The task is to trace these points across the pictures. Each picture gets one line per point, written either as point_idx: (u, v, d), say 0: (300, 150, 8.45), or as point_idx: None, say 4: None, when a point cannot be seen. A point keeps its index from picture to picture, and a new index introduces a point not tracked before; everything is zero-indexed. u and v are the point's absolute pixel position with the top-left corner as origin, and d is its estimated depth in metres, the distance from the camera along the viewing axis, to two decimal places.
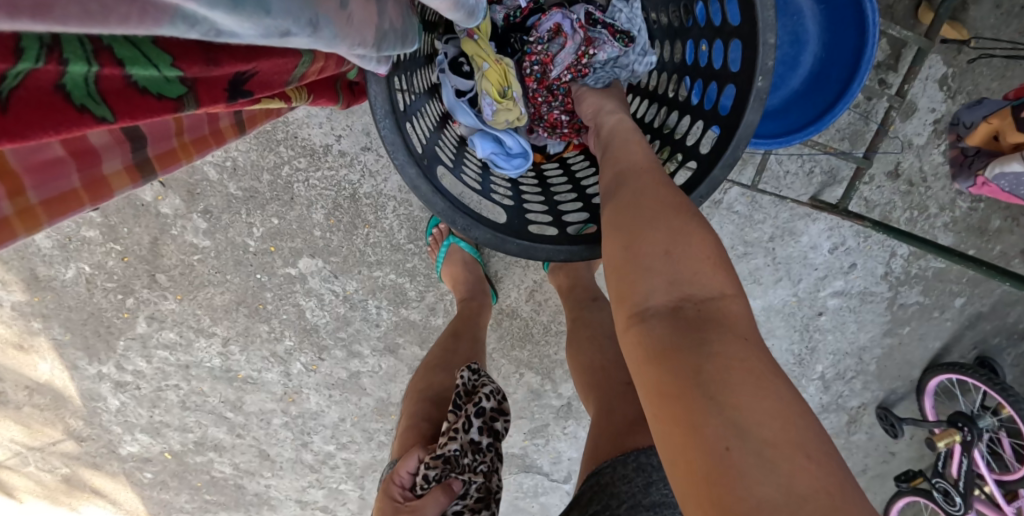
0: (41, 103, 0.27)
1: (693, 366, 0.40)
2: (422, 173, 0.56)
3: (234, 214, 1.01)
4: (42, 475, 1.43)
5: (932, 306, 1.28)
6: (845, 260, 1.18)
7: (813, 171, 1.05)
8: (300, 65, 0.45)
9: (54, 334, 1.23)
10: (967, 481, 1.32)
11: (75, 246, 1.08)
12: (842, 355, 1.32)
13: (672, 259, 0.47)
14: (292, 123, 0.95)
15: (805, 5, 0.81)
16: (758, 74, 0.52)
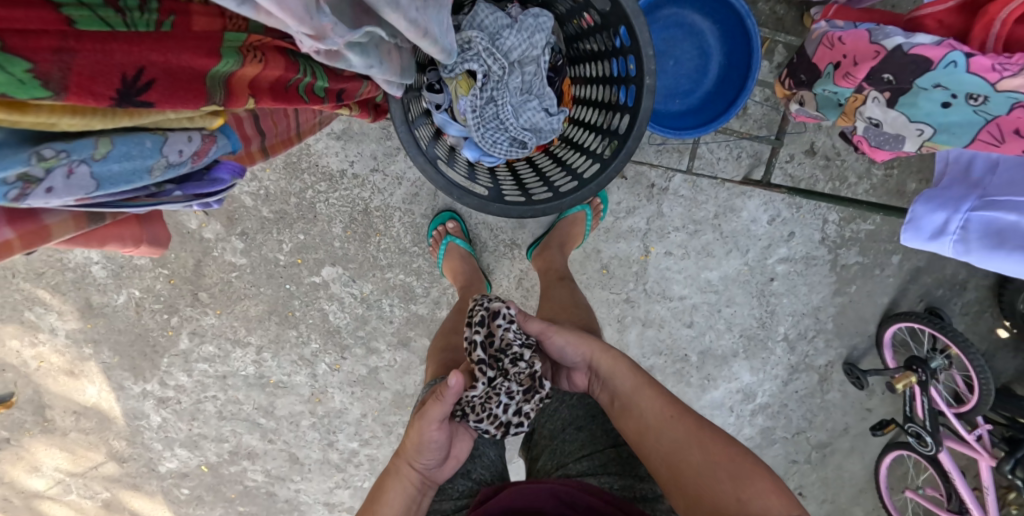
0: (288, 96, 0.60)
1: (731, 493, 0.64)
2: (427, 162, 0.77)
3: (267, 234, 1.20)
4: (83, 502, 1.51)
5: (872, 265, 1.49)
6: (783, 229, 1.39)
7: (741, 155, 1.26)
8: (364, 85, 0.73)
9: (102, 359, 1.37)
10: (932, 418, 1.48)
11: (128, 273, 1.26)
12: (800, 315, 1.51)
13: (690, 430, 0.71)
14: (313, 153, 1.16)
15: (705, 26, 1.04)
16: (646, 75, 0.74)
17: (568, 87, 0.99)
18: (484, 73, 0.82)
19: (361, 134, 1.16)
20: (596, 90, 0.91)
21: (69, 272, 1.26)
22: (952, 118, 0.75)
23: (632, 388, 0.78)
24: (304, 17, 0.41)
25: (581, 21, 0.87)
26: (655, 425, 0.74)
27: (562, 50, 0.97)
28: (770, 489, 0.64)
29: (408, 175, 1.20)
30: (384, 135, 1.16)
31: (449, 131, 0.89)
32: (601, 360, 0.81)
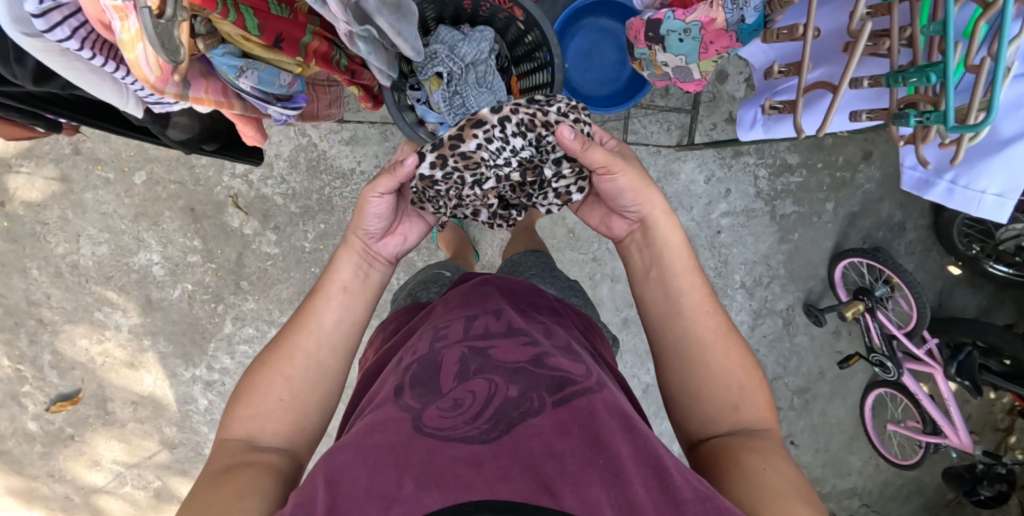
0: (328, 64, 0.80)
1: (735, 390, 0.82)
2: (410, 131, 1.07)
3: (295, 226, 1.48)
4: (136, 494, 1.59)
5: (809, 213, 1.80)
6: (719, 187, 1.73)
7: (671, 127, 1.60)
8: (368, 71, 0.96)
9: (159, 348, 1.51)
10: (886, 341, 1.77)
11: (182, 269, 1.47)
12: (752, 263, 1.83)
13: (717, 335, 0.84)
14: (329, 157, 1.45)
15: (618, 30, 1.35)
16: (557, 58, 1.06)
17: (513, 81, 1.29)
18: (449, 73, 1.12)
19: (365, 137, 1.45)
20: (530, 79, 1.22)
21: (134, 272, 1.46)
22: (687, 52, 0.93)
23: (675, 264, 0.86)
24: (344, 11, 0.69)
25: (514, 30, 1.19)
26: (695, 315, 0.85)
27: (506, 54, 1.28)
28: (762, 404, 0.83)
29: None
30: (383, 138, 1.45)
31: (428, 120, 1.19)
32: (667, 237, 0.87)
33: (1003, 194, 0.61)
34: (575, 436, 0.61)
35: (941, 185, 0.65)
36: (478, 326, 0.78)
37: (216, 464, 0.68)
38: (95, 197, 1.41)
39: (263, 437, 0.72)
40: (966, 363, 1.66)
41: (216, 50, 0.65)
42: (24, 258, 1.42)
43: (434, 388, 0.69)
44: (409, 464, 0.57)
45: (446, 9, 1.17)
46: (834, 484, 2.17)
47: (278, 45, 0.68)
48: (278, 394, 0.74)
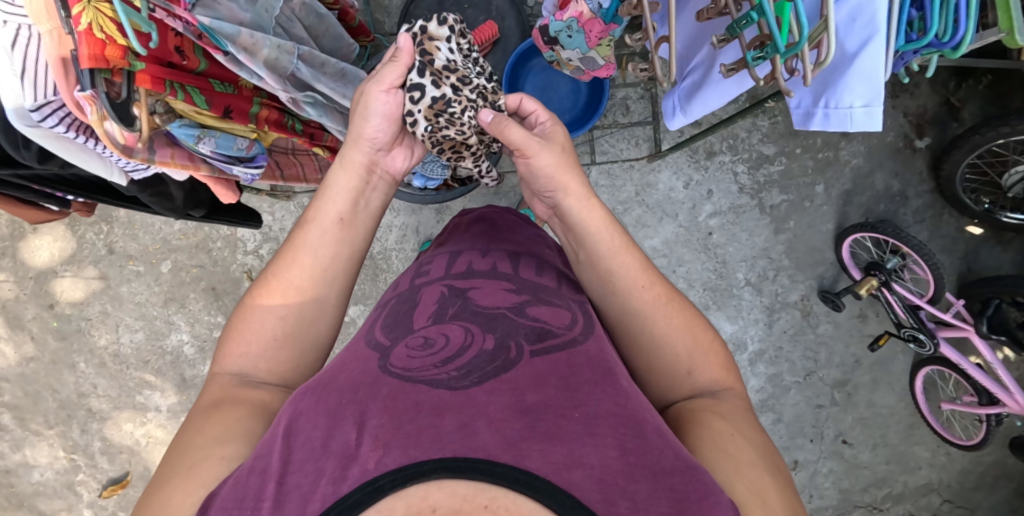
0: (284, 128, 0.91)
1: (682, 351, 0.76)
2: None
3: None
4: None
5: (801, 199, 1.82)
6: (700, 189, 1.80)
7: (638, 141, 1.71)
8: (327, 134, 1.08)
9: None
10: (912, 313, 1.70)
11: (209, 345, 1.60)
12: (753, 259, 1.84)
13: (661, 303, 0.77)
14: None
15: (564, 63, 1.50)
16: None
17: None
18: None
19: None
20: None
21: (167, 354, 1.60)
22: (580, 46, 1.06)
23: (599, 235, 0.78)
24: (280, 82, 0.81)
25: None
26: (633, 286, 0.77)
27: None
28: (720, 364, 0.77)
29: (395, 221, 1.61)
30: None
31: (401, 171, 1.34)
32: (589, 210, 0.79)
33: (867, 104, 0.67)
34: (552, 388, 0.59)
35: (818, 112, 0.72)
36: (461, 262, 0.81)
37: (209, 396, 0.73)
38: (130, 289, 1.60)
39: (252, 370, 0.76)
40: (996, 316, 1.60)
41: (174, 122, 0.71)
42: (72, 353, 1.62)
43: (406, 326, 0.70)
44: (369, 419, 0.56)
45: None
46: (905, 483, 1.98)
47: (227, 116, 0.76)
48: (270, 331, 0.77)
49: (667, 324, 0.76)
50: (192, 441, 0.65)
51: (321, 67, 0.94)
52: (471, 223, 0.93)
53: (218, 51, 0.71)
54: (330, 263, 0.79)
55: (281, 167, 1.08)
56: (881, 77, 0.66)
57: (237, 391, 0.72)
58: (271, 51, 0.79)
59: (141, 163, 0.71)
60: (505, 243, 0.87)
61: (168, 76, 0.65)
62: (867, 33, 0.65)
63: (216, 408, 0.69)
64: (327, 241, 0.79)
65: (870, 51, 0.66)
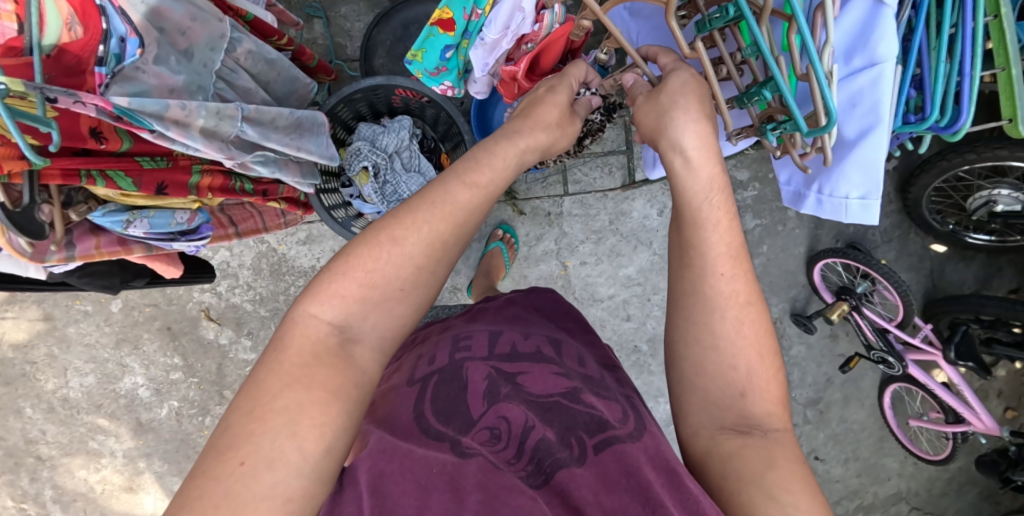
0: (229, 193, 0.84)
1: (737, 367, 0.61)
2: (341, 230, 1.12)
3: (268, 329, 1.54)
4: None
5: (773, 223, 1.81)
6: None
7: (612, 168, 1.60)
8: (281, 184, 1.01)
9: (155, 468, 1.56)
10: (881, 337, 1.70)
11: (167, 387, 1.54)
12: None
13: (739, 302, 0.61)
14: (290, 259, 1.51)
15: None
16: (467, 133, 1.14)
17: (443, 157, 1.34)
18: (375, 165, 1.23)
19: (319, 235, 1.50)
20: (452, 155, 1.29)
21: (121, 398, 1.53)
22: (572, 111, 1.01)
23: (702, 191, 0.60)
24: (221, 149, 0.74)
25: (429, 112, 1.26)
26: (713, 263, 0.60)
27: (432, 135, 1.35)
28: (775, 397, 0.62)
29: None
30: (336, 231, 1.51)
31: (365, 211, 1.28)
32: (699, 165, 0.60)
33: (864, 196, 0.60)
34: (625, 493, 0.50)
35: (812, 196, 0.66)
36: (503, 343, 0.70)
37: (300, 353, 0.55)
38: (78, 330, 1.51)
39: (354, 324, 0.58)
40: (964, 343, 1.62)
41: (97, 211, 0.67)
42: (17, 398, 1.52)
43: (464, 414, 0.60)
44: (467, 491, 0.49)
45: (363, 105, 1.24)
46: (875, 493, 2.02)
47: (160, 193, 0.70)
48: (399, 279, 0.59)
49: (752, 334, 0.61)
50: (281, 451, 0.50)
51: (272, 122, 0.86)
52: (504, 305, 0.81)
53: (142, 130, 0.64)
54: (478, 226, 0.63)
55: (235, 220, 1.01)
56: (880, 169, 0.58)
57: (331, 369, 0.55)
58: (209, 119, 0.71)
59: (61, 260, 0.67)
60: (539, 327, 0.76)
61: (82, 165, 0.60)
62: (868, 120, 0.58)
63: (308, 400, 0.53)
64: (482, 209, 0.63)
65: (871, 139, 0.58)
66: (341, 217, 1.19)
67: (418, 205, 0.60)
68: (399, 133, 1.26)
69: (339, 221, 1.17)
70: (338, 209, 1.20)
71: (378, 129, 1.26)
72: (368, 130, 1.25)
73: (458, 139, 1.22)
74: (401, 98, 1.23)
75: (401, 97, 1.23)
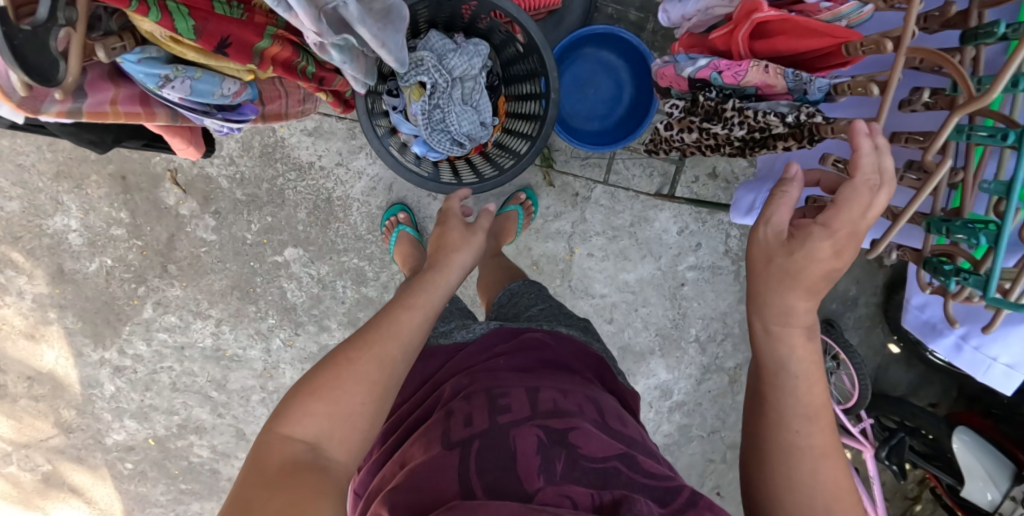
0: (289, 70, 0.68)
1: (824, 488, 0.62)
2: (380, 144, 0.96)
3: (239, 214, 1.36)
4: (21, 477, 1.79)
5: None
6: (692, 240, 1.57)
7: (652, 173, 1.51)
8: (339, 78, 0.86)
9: (66, 323, 1.48)
10: None
11: (102, 242, 1.37)
12: (709, 319, 1.63)
13: (813, 417, 0.64)
14: (286, 146, 1.33)
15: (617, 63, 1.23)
16: (552, 90, 0.95)
17: (502, 103, 1.18)
18: (433, 84, 1.05)
19: (330, 131, 1.33)
20: (517, 102, 1.13)
21: (47, 237, 1.37)
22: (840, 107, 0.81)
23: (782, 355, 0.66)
24: (313, 20, 0.59)
25: (510, 49, 1.08)
26: (788, 385, 0.65)
27: (499, 72, 1.17)
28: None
29: (368, 170, 1.36)
30: (350, 134, 1.33)
31: (401, 129, 1.10)
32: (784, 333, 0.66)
33: (1013, 364, 0.64)
34: None
35: (955, 340, 0.67)
36: (545, 399, 0.70)
37: (274, 466, 0.60)
38: (14, 147, 1.31)
39: (325, 440, 0.64)
40: (896, 448, 1.67)
41: (130, 55, 0.55)
42: None
43: (518, 487, 0.59)
44: None
45: (441, 14, 1.05)
46: None
47: (218, 50, 0.58)
48: (351, 405, 0.66)
49: (826, 473, 0.63)
50: None
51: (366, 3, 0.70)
52: (541, 345, 0.84)
53: None
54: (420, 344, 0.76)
55: (281, 102, 0.88)
56: None
57: (310, 473, 0.59)
58: None
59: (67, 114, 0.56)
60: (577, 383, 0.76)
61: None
62: None
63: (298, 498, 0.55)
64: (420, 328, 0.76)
65: None
66: (378, 129, 1.03)
67: (356, 338, 0.72)
68: (471, 58, 1.06)
69: (378, 133, 1.00)
70: (378, 120, 1.04)
71: (448, 43, 1.05)
72: (436, 40, 1.05)
73: (531, 89, 1.05)
74: (485, 17, 1.03)
75: (487, 16, 1.02)
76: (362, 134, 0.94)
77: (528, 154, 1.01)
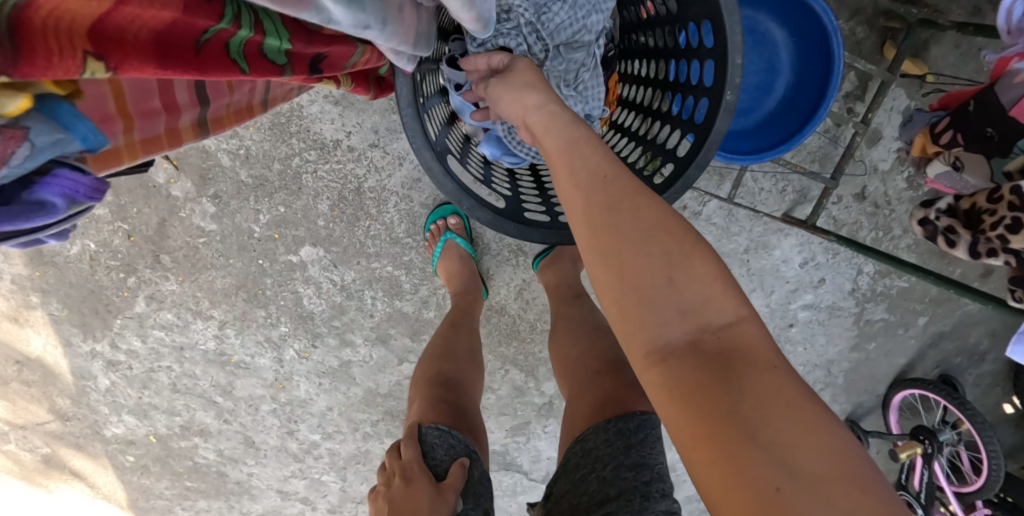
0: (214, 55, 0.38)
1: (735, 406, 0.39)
2: (436, 158, 0.62)
3: (242, 201, 1.10)
4: (21, 455, 1.45)
5: (896, 323, 1.28)
6: (814, 275, 1.23)
7: (786, 189, 1.14)
8: (355, 54, 0.54)
9: (51, 310, 1.23)
10: (927, 491, 1.30)
11: (83, 223, 1.13)
12: (811, 367, 1.33)
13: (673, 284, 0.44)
14: (306, 117, 1.05)
15: (778, 39, 0.93)
16: (728, 90, 0.61)
17: (615, 85, 0.89)
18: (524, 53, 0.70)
19: (364, 103, 1.04)
20: (644, 93, 0.82)
21: None
22: None
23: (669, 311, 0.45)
24: None
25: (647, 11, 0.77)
26: (644, 287, 0.44)
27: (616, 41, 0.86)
28: (824, 450, 0.37)
29: (411, 156, 1.09)
30: (389, 109, 1.05)
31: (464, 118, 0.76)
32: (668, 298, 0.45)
33: None
34: None
35: None
36: None
37: None
38: None
39: None
40: None
41: None
42: None
43: None
44: None
45: None
46: None
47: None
48: None
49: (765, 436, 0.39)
50: None
51: None
52: None
53: None
54: None
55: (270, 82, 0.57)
56: None
57: None
58: None
59: None
60: None
61: None
62: None
63: None
64: None
65: None
66: (433, 126, 0.69)
67: None
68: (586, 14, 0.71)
69: (435, 134, 0.67)
70: (432, 108, 0.70)
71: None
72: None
73: (677, 80, 0.74)
74: None
75: None
76: (409, 144, 0.61)
77: (674, 167, 0.66)
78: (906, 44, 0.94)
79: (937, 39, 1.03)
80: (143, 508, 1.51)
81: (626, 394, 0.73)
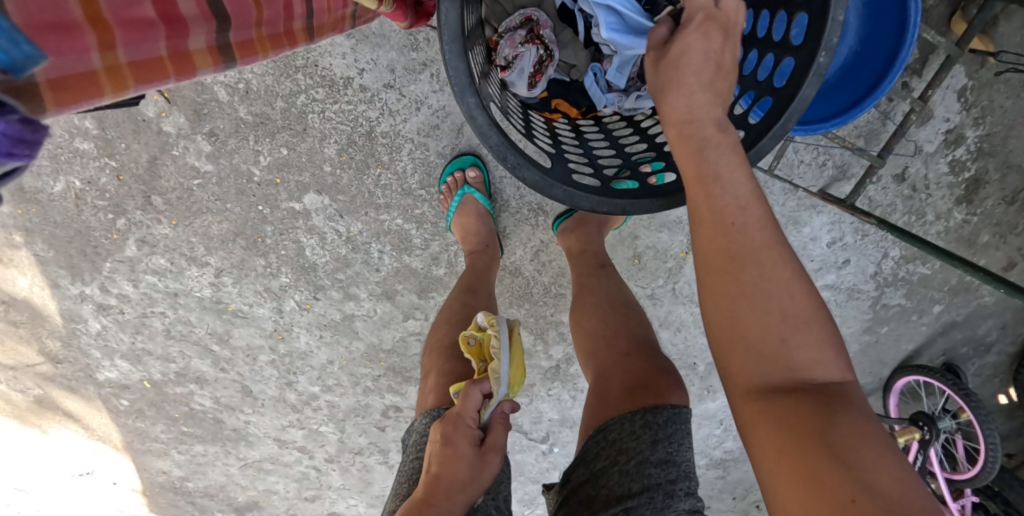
0: None
1: (824, 431, 0.42)
2: (480, 104, 0.54)
3: (241, 139, 1.01)
4: (14, 395, 1.40)
5: (912, 310, 1.24)
6: (841, 255, 1.17)
7: (826, 164, 1.07)
8: None
9: (36, 251, 1.16)
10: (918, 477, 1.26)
11: (67, 158, 1.04)
12: None
13: (784, 336, 0.45)
14: (314, 50, 0.95)
15: None
16: (822, 48, 0.56)
17: None
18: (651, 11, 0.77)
19: (380, 36, 0.95)
20: None
21: None
22: None
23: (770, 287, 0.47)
24: None
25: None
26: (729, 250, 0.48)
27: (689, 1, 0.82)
28: (895, 476, 0.40)
29: (429, 100, 1.00)
30: (409, 45, 0.96)
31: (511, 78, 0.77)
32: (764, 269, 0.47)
33: None
34: None
35: None
36: None
37: None
38: None
39: None
40: None
41: None
42: None
43: None
44: None
45: None
46: None
47: None
48: None
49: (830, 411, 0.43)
50: None
51: None
52: None
53: None
54: None
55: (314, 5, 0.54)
56: None
57: None
58: None
59: None
60: None
61: None
62: None
63: None
64: None
65: None
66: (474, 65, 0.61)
67: None
68: None
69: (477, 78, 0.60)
70: (473, 46, 0.63)
71: None
72: None
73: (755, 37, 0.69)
74: None
75: None
76: (451, 86, 0.53)
77: (744, 136, 0.62)
78: (981, 17, 0.82)
79: (1008, 15, 0.94)
80: (138, 451, 1.48)
81: (658, 381, 0.67)
